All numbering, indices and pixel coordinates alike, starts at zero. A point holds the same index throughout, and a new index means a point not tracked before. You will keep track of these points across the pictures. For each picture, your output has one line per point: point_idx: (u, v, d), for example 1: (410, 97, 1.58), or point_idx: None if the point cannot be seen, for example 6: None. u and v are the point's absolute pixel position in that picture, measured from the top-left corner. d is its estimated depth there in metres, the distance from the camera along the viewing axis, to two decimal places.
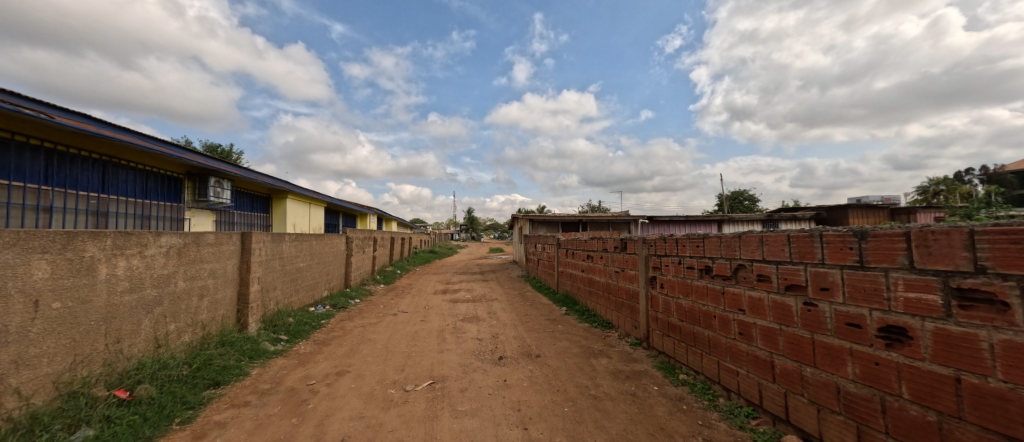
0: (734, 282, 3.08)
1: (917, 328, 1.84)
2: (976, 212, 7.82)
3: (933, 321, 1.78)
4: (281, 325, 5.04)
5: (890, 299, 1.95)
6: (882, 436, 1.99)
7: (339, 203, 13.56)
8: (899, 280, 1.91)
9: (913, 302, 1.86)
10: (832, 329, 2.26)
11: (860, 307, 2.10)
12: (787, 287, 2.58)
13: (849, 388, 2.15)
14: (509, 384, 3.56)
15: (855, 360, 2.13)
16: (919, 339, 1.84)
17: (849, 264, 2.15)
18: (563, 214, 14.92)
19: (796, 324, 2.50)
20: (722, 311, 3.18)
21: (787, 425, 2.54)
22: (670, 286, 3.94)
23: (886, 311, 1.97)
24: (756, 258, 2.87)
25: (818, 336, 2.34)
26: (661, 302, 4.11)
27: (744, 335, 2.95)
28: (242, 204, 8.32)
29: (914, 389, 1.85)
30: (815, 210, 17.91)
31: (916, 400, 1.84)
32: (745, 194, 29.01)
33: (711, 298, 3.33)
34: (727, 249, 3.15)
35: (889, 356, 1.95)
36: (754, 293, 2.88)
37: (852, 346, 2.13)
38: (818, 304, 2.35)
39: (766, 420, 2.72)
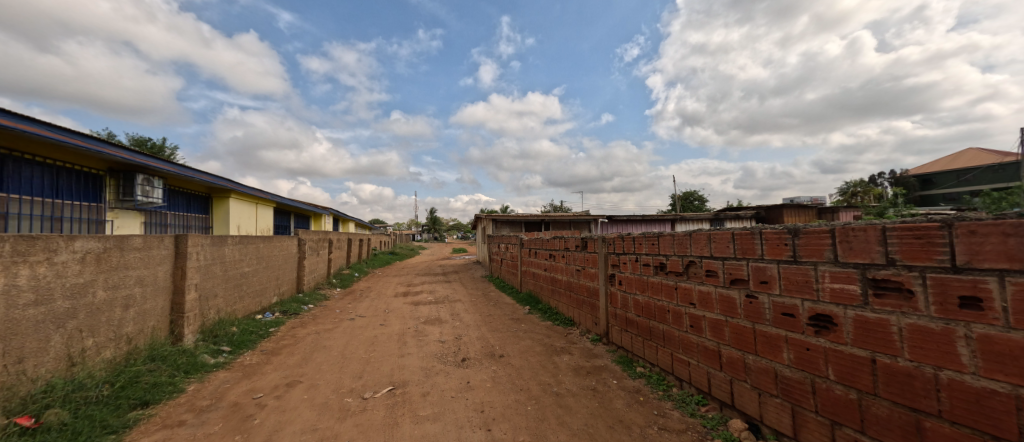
0: (686, 277, 3.24)
1: (840, 315, 2.04)
2: (888, 211, 8.84)
3: (853, 309, 1.97)
4: (222, 335, 4.66)
5: (818, 289, 2.14)
6: (812, 415, 2.18)
7: (290, 203, 12.82)
8: (826, 273, 2.10)
9: (837, 293, 2.05)
10: (770, 318, 2.45)
11: (794, 298, 2.29)
12: (732, 281, 2.75)
13: (785, 372, 2.34)
14: (472, 385, 3.53)
15: (789, 347, 2.32)
16: (841, 325, 2.03)
17: (785, 259, 2.34)
18: (526, 214, 15.08)
19: (740, 315, 2.68)
20: (675, 305, 3.34)
21: (732, 409, 2.73)
22: (628, 282, 4.08)
23: (815, 301, 2.16)
24: (704, 254, 3.03)
25: (760, 326, 2.52)
26: (619, 298, 4.25)
27: (695, 327, 3.11)
28: (178, 204, 7.64)
29: (838, 371, 2.05)
30: (756, 210, 19.32)
31: (840, 380, 2.03)
32: (695, 194, 30.81)
33: (665, 293, 3.48)
34: (679, 247, 3.31)
35: (818, 342, 2.15)
36: (703, 288, 3.04)
37: (788, 334, 2.32)
38: (758, 296, 2.53)
39: (714, 406, 2.89)
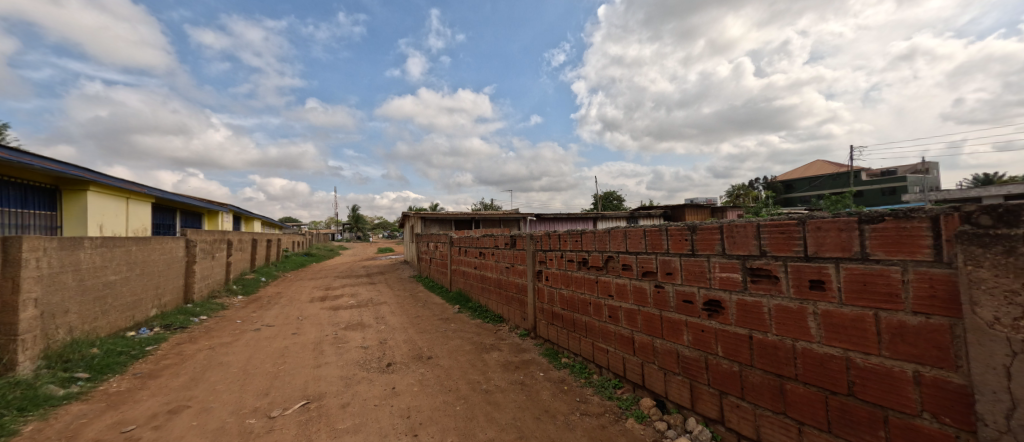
0: (605, 271, 3.49)
1: (726, 300, 2.37)
2: (764, 210, 10.48)
3: (736, 294, 2.31)
4: (78, 360, 3.84)
5: (711, 278, 2.46)
6: (706, 388, 2.50)
7: (175, 199, 11.03)
8: (716, 263, 2.43)
9: (725, 280, 2.37)
10: (674, 306, 2.75)
11: (692, 286, 2.60)
12: (643, 273, 3.03)
13: (685, 352, 2.65)
14: (397, 390, 3.40)
15: (688, 330, 2.63)
16: (727, 308, 2.36)
17: (685, 252, 2.64)
18: (456, 212, 14.92)
19: (650, 304, 2.96)
20: (596, 298, 3.58)
21: (643, 389, 3.01)
22: (554, 278, 4.26)
23: (708, 288, 2.48)
24: (621, 250, 3.29)
25: (665, 313, 2.82)
26: (546, 293, 4.42)
27: (612, 317, 3.36)
28: (8, 198, 6.10)
29: (725, 347, 2.38)
30: (665, 209, 21.51)
31: (727, 355, 2.36)
32: (615, 194, 33.25)
33: (587, 287, 3.71)
34: (599, 243, 3.55)
35: (710, 324, 2.47)
36: (620, 280, 3.30)
37: (687, 319, 2.63)
38: (664, 286, 2.83)
39: (628, 388, 3.17)
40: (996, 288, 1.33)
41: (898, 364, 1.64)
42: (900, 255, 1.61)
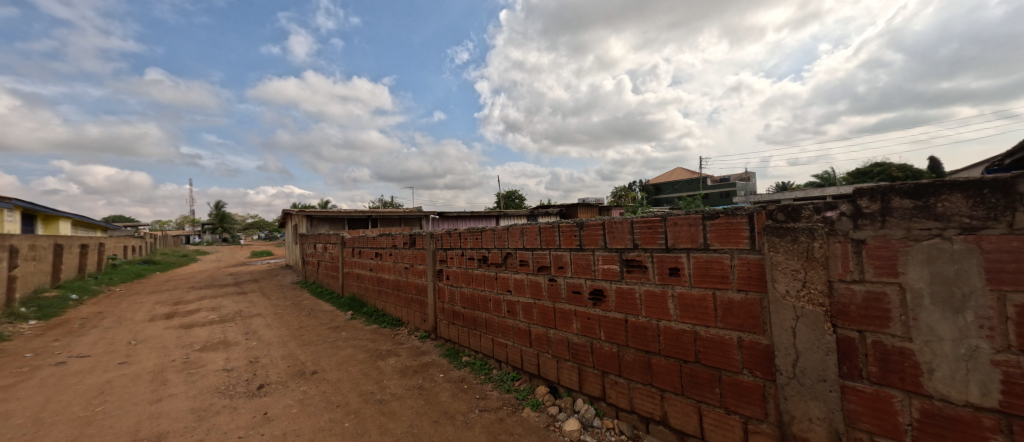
0: (504, 268, 3.58)
1: (608, 288, 2.64)
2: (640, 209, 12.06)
3: (615, 283, 2.59)
4: None
5: (595, 270, 2.72)
6: (591, 370, 2.77)
7: None
8: (599, 256, 2.69)
9: (607, 271, 2.64)
10: (564, 297, 2.96)
11: (580, 278, 2.84)
12: (539, 268, 3.20)
13: (574, 339, 2.89)
14: (271, 416, 2.98)
15: (577, 319, 2.87)
16: (608, 296, 2.64)
17: (574, 247, 2.87)
18: (349, 210, 13.76)
19: (544, 297, 3.14)
20: (495, 294, 3.66)
21: (538, 378, 3.20)
22: (455, 276, 4.23)
23: (593, 279, 2.73)
24: (519, 246, 3.41)
25: (558, 304, 3.02)
26: (446, 292, 4.36)
27: (511, 312, 3.48)
28: None
29: (606, 332, 2.65)
30: (561, 207, 23.14)
31: (608, 338, 2.64)
32: (516, 194, 34.56)
33: (487, 284, 3.76)
34: (499, 240, 3.62)
35: (595, 312, 2.73)
36: (518, 276, 3.42)
37: (576, 309, 2.86)
38: (557, 279, 3.03)
39: (525, 379, 3.32)
40: (786, 268, 1.75)
41: (729, 333, 2.03)
42: (729, 245, 2.00)
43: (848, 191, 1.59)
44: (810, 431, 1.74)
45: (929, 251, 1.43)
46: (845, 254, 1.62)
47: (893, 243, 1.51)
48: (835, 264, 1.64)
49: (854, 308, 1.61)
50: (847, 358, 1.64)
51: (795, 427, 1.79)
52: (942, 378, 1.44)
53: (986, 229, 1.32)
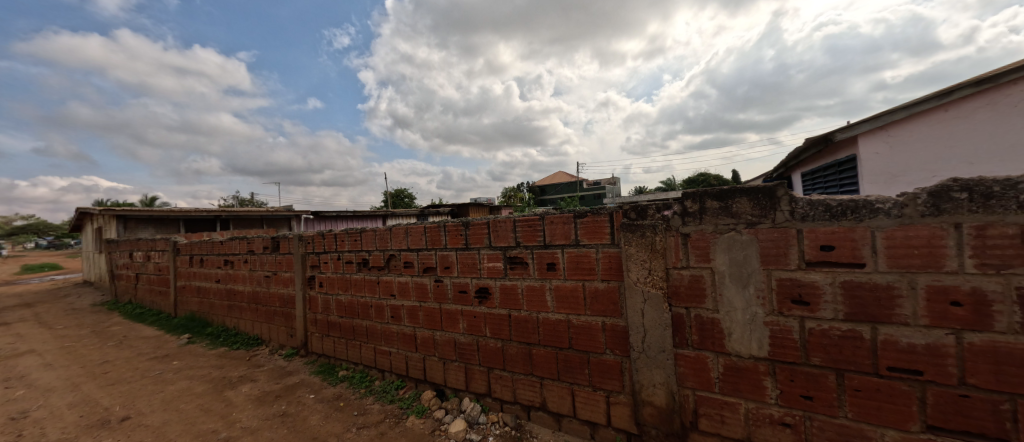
0: (387, 271, 3.32)
1: (492, 285, 2.67)
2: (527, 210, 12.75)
3: (499, 280, 2.63)
4: None
5: (480, 268, 2.72)
6: (477, 367, 2.77)
7: None
8: (485, 255, 2.70)
9: (491, 269, 2.67)
10: (450, 297, 2.90)
11: (465, 277, 2.81)
12: (424, 269, 3.05)
13: (460, 339, 2.85)
14: None
15: (463, 318, 2.83)
16: (493, 293, 2.67)
17: (460, 246, 2.82)
18: (190, 210, 11.22)
19: (429, 299, 3.02)
20: (377, 299, 3.38)
21: (424, 383, 3.07)
22: (329, 283, 3.77)
23: (478, 277, 2.73)
24: (403, 247, 3.19)
25: (443, 305, 2.94)
26: (320, 301, 3.87)
27: (394, 317, 3.26)
28: None
29: (490, 328, 2.69)
30: (452, 207, 22.97)
31: (493, 335, 2.68)
32: (405, 192, 33.07)
33: (367, 289, 3.45)
34: (380, 241, 3.33)
35: (480, 310, 2.73)
36: (402, 279, 3.21)
37: (462, 308, 2.83)
38: (443, 280, 2.94)
39: (410, 386, 3.16)
40: (637, 259, 2.04)
41: (596, 319, 2.24)
42: (594, 240, 2.21)
43: (679, 193, 1.91)
44: (655, 395, 2.05)
45: (730, 242, 1.81)
46: (677, 245, 1.94)
47: (708, 235, 1.86)
48: (671, 253, 1.96)
49: (683, 289, 1.95)
50: (679, 331, 1.97)
51: (645, 394, 2.08)
52: (737, 338, 1.82)
53: (762, 223, 1.73)
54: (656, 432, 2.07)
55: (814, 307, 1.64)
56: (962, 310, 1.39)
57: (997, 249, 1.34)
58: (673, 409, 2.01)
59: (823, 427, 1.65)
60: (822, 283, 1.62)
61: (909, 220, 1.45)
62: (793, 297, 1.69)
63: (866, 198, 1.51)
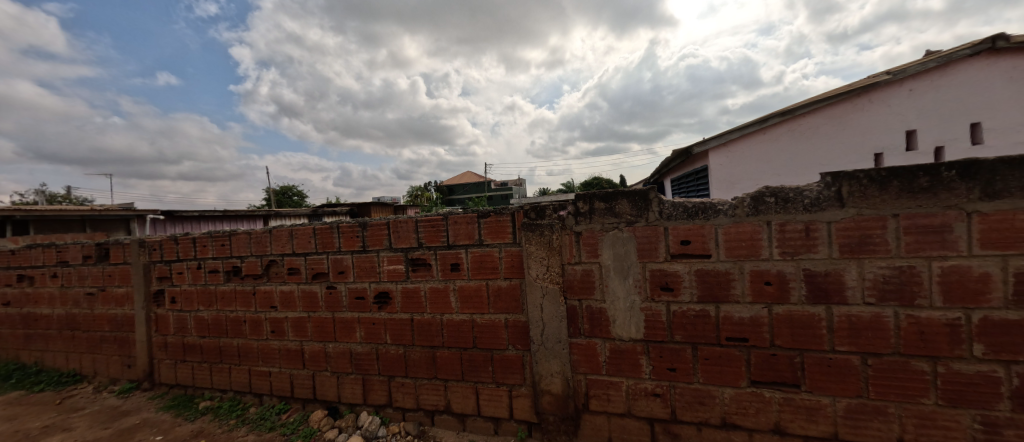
0: (265, 280, 2.87)
1: (393, 290, 2.53)
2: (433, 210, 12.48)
3: (401, 284, 2.51)
4: None
5: (380, 271, 2.55)
6: (376, 377, 2.61)
7: None
8: (385, 257, 2.54)
9: (392, 272, 2.52)
10: (346, 305, 2.66)
11: (363, 282, 2.60)
12: (313, 276, 2.72)
13: (357, 349, 2.65)
14: None
15: (360, 327, 2.63)
16: (394, 298, 2.53)
17: (356, 249, 2.60)
18: None
19: (320, 308, 2.73)
20: (252, 313, 2.92)
21: (314, 403, 2.79)
22: (186, 298, 3.14)
23: (378, 282, 2.56)
24: (286, 252, 2.79)
25: (337, 314, 2.69)
26: (173, 321, 3.21)
27: (276, 332, 2.87)
28: None
29: (391, 334, 2.55)
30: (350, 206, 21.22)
31: (394, 341, 2.55)
32: (292, 190, 29.45)
33: (239, 302, 2.96)
34: (257, 246, 2.86)
35: (380, 316, 2.57)
36: (285, 288, 2.81)
37: (359, 316, 2.62)
38: (336, 286, 2.68)
39: (297, 408, 2.83)
40: (537, 256, 2.16)
41: (499, 316, 2.30)
42: (497, 239, 2.26)
43: (572, 195, 2.07)
44: (553, 383, 2.19)
45: (614, 239, 2.03)
46: (571, 243, 2.11)
47: (596, 233, 2.06)
48: (566, 251, 2.12)
49: (576, 283, 2.12)
50: (573, 322, 2.14)
51: (544, 384, 2.21)
52: (621, 324, 2.05)
53: (638, 222, 1.98)
54: (553, 418, 2.22)
55: (676, 292, 1.94)
56: (771, 288, 1.78)
57: (792, 240, 1.74)
58: (568, 395, 2.17)
59: (683, 393, 1.96)
60: (682, 271, 1.92)
61: (739, 219, 1.81)
62: (660, 284, 1.97)
63: (711, 201, 1.84)
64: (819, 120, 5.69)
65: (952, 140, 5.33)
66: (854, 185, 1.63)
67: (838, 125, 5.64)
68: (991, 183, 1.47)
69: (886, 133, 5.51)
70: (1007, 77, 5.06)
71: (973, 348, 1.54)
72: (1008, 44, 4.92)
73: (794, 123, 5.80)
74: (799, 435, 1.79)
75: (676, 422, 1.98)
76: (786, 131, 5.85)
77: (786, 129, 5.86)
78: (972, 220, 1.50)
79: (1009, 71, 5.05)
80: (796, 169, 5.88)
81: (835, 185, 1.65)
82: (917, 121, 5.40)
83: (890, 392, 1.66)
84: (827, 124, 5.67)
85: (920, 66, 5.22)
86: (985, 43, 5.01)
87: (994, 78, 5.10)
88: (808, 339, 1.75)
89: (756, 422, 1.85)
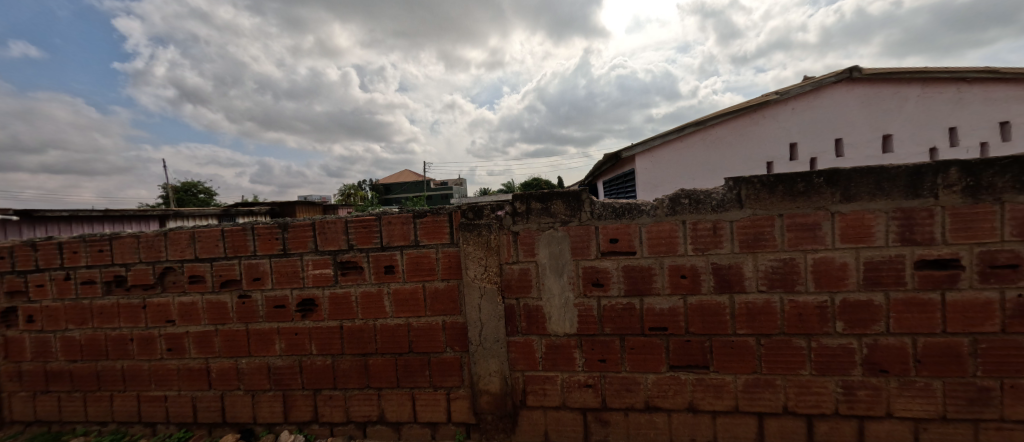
0: (159, 290, 2.49)
1: (319, 296, 2.35)
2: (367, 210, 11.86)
3: (329, 289, 2.34)
4: None
5: (304, 277, 2.35)
6: (300, 391, 2.41)
7: None
8: (309, 261, 2.34)
9: (318, 277, 2.34)
10: (262, 315, 2.41)
11: (283, 289, 2.38)
12: (222, 284, 2.42)
13: (276, 363, 2.42)
14: None
15: (280, 338, 2.41)
16: (321, 304, 2.35)
17: (275, 253, 2.37)
18: None
19: (231, 320, 2.44)
20: (142, 330, 2.52)
21: (224, 426, 2.50)
22: (49, 316, 2.61)
23: (301, 288, 2.36)
24: (186, 257, 2.44)
25: (252, 325, 2.43)
26: (30, 345, 2.65)
27: (174, 350, 2.51)
28: None
29: (318, 344, 2.37)
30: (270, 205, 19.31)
31: (320, 351, 2.37)
32: (197, 186, 25.94)
33: (125, 317, 2.53)
34: (147, 251, 2.45)
35: (304, 325, 2.38)
36: (185, 299, 2.47)
37: (279, 326, 2.40)
38: (250, 295, 2.41)
39: (202, 434, 2.52)
40: (474, 256, 2.16)
41: (436, 318, 2.25)
42: (434, 240, 2.22)
43: (510, 195, 2.10)
44: (490, 383, 2.21)
45: (549, 238, 2.10)
46: (509, 242, 2.14)
47: (533, 233, 2.11)
48: (503, 250, 2.15)
49: (513, 281, 2.16)
50: (510, 320, 2.18)
51: (482, 384, 2.22)
52: (555, 320, 2.13)
53: (572, 221, 2.07)
54: (491, 417, 2.23)
55: (606, 287, 2.07)
56: (686, 280, 1.98)
57: (702, 237, 1.95)
58: (506, 393, 2.20)
59: (612, 382, 2.09)
60: (611, 268, 2.06)
61: (660, 218, 1.99)
62: (592, 281, 2.08)
63: (636, 202, 1.99)
64: (724, 131, 6.45)
65: (823, 153, 6.36)
66: (750, 188, 1.87)
67: (739, 137, 6.45)
68: (848, 188, 1.78)
69: (776, 145, 6.40)
70: (860, 102, 6.20)
71: (837, 325, 1.86)
72: (862, 75, 6.02)
73: (705, 133, 6.50)
74: (708, 411, 2.01)
75: (606, 410, 2.11)
76: (698, 140, 6.54)
77: (699, 138, 6.54)
78: (835, 218, 1.81)
79: (861, 97, 6.20)
80: (705, 174, 6.60)
81: (736, 189, 1.89)
82: (798, 135, 6.35)
83: (778, 367, 1.93)
84: (730, 135, 6.46)
85: (800, 89, 6.17)
86: (846, 73, 6.08)
87: (852, 102, 6.21)
88: (715, 325, 1.97)
89: (674, 403, 2.04)
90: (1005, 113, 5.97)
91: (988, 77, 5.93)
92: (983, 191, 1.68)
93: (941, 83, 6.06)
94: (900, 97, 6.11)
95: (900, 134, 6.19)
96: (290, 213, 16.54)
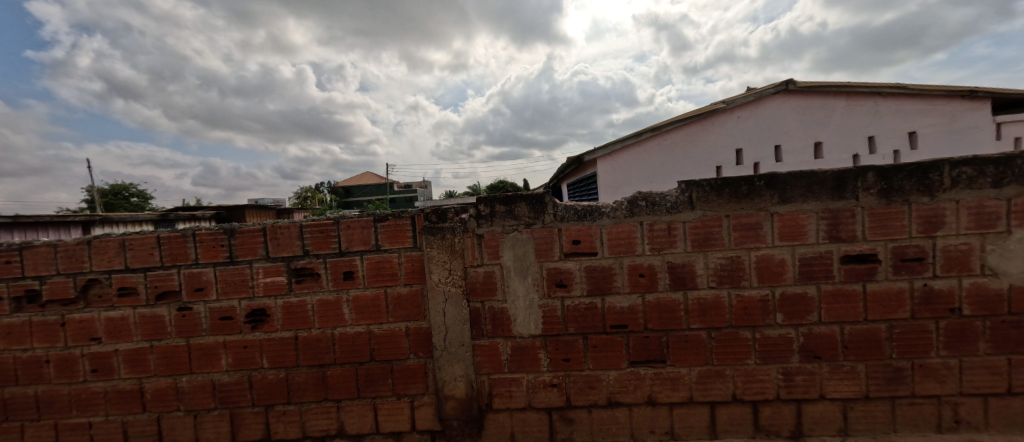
0: (82, 305, 2.24)
1: (272, 306, 2.22)
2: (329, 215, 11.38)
3: (282, 298, 2.21)
4: None
5: (254, 286, 2.21)
6: (250, 409, 2.26)
7: None
8: (260, 269, 2.21)
9: (270, 286, 2.21)
10: (206, 328, 2.24)
11: (230, 300, 2.22)
12: (159, 296, 2.22)
13: (222, 379, 2.25)
14: None
15: (227, 352, 2.24)
16: (274, 314, 2.22)
17: (221, 261, 2.21)
18: None
19: (169, 335, 2.24)
20: (61, 351, 2.26)
21: None
22: None
23: (251, 298, 2.22)
24: (115, 268, 2.22)
25: (194, 340, 2.24)
26: None
27: (99, 371, 2.27)
28: None
29: (270, 357, 2.23)
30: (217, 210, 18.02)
31: (272, 365, 2.23)
32: (129, 189, 23.63)
33: (39, 337, 2.25)
34: (68, 262, 2.20)
35: (254, 337, 2.23)
36: (113, 314, 2.24)
37: (225, 339, 2.23)
38: (191, 308, 2.23)
39: None
40: (439, 260, 2.13)
41: (399, 325, 2.20)
42: (396, 244, 2.16)
43: (474, 198, 2.10)
44: (456, 388, 2.18)
45: (513, 240, 2.12)
46: (473, 245, 2.14)
47: (497, 235, 2.12)
48: (468, 253, 2.14)
49: (478, 285, 2.15)
50: (476, 324, 2.17)
51: (447, 390, 2.19)
52: (520, 322, 2.15)
53: (536, 223, 2.10)
54: (457, 423, 2.20)
55: (569, 287, 2.11)
56: (644, 279, 2.07)
57: (659, 237, 2.05)
58: (471, 397, 2.18)
59: (576, 380, 2.14)
60: (574, 269, 2.10)
61: (619, 219, 2.06)
62: (556, 282, 2.12)
63: (596, 204, 2.06)
64: (678, 136, 6.81)
65: (765, 158, 6.88)
66: (700, 191, 1.99)
67: (692, 142, 6.85)
68: (785, 190, 1.94)
69: (724, 150, 6.85)
70: (794, 112, 6.80)
71: (777, 317, 2.02)
72: (797, 87, 6.59)
73: (661, 138, 6.83)
74: (666, 403, 2.11)
75: (571, 408, 2.15)
76: (654, 145, 6.85)
77: (655, 143, 6.87)
78: (775, 218, 1.97)
79: (796, 108, 6.79)
80: (661, 177, 6.92)
81: (688, 191, 2.00)
82: (743, 141, 6.83)
83: (726, 358, 2.06)
84: (684, 140, 6.85)
85: (744, 99, 6.65)
86: (782, 85, 6.63)
87: (788, 112, 6.79)
88: (671, 321, 2.07)
89: (635, 397, 2.12)
90: (913, 124, 6.77)
91: (898, 92, 6.69)
92: (894, 193, 1.89)
93: (861, 96, 6.76)
94: (828, 108, 6.76)
95: (829, 141, 6.83)
96: (239, 218, 15.48)
